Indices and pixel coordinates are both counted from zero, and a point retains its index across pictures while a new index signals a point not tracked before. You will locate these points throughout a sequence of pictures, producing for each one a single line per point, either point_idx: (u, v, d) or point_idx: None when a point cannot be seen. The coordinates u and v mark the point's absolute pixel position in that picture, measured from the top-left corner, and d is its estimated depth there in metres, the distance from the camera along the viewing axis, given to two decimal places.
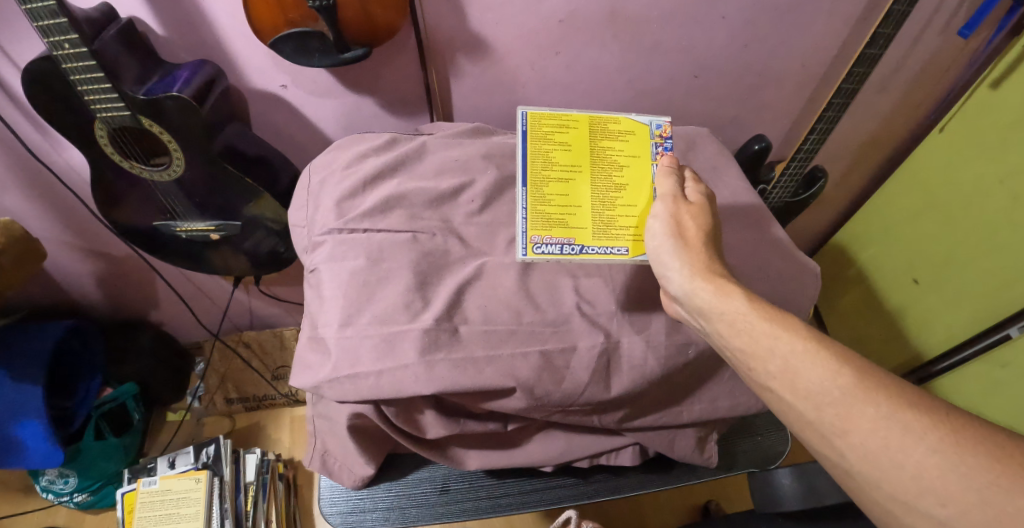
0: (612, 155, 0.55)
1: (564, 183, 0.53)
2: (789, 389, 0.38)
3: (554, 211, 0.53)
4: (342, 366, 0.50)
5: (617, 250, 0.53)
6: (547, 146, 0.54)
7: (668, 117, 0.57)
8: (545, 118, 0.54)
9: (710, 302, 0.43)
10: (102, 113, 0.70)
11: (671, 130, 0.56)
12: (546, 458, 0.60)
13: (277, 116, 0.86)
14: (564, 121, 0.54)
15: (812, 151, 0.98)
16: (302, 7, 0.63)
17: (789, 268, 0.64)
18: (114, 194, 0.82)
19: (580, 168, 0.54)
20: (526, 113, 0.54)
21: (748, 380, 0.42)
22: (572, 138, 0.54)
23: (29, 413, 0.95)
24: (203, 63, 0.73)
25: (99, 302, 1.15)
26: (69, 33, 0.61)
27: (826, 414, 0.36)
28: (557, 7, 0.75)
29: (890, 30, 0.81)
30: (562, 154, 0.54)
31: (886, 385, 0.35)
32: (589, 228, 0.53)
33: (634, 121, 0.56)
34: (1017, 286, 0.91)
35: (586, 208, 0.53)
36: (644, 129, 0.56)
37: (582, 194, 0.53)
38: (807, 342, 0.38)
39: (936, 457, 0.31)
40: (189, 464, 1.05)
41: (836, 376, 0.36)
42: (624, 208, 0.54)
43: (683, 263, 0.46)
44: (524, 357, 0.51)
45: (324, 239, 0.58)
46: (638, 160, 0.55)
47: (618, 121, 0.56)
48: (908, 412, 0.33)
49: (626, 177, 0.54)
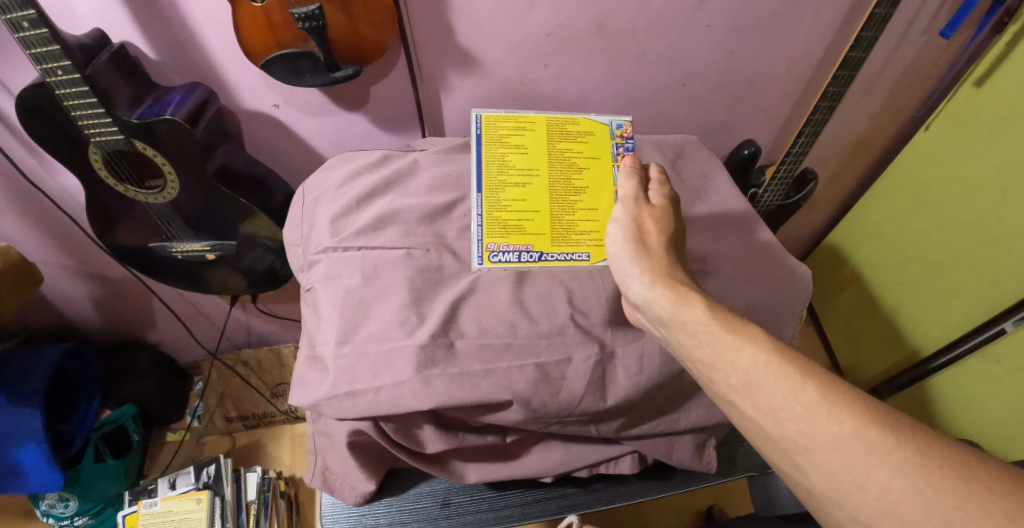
0: (571, 157, 0.57)
1: (522, 188, 0.55)
2: (750, 403, 0.37)
3: (511, 218, 0.54)
4: (341, 383, 0.51)
5: (579, 256, 0.55)
6: (503, 149, 0.56)
7: (628, 117, 0.60)
8: (500, 122, 0.57)
9: (669, 310, 0.43)
10: (96, 137, 0.71)
11: (630, 131, 0.59)
12: (545, 469, 0.60)
13: (270, 135, 0.86)
14: (521, 123, 0.57)
15: (801, 153, 0.99)
16: (292, 28, 0.65)
17: (778, 272, 0.65)
18: (110, 216, 0.83)
19: (537, 171, 0.56)
20: (483, 119, 0.57)
21: (709, 390, 0.42)
22: (529, 140, 0.57)
23: (27, 437, 0.94)
24: (195, 85, 0.74)
25: (96, 324, 1.15)
26: (62, 60, 0.62)
27: (788, 431, 0.35)
28: (543, 21, 0.76)
29: (872, 32, 0.82)
30: (520, 158, 0.56)
31: (851, 401, 0.34)
32: (549, 234, 0.55)
33: (593, 122, 0.58)
34: (1009, 279, 0.91)
35: (544, 213, 0.55)
36: (603, 130, 0.58)
37: (541, 198, 0.55)
38: (770, 356, 0.37)
39: (899, 479, 0.31)
40: (190, 484, 1.04)
41: (799, 393, 0.35)
42: (585, 212, 0.55)
43: (642, 269, 0.46)
44: (520, 370, 0.52)
45: (318, 258, 0.59)
46: (598, 162, 0.57)
47: (576, 123, 0.58)
48: (872, 430, 0.32)
49: (585, 179, 0.57)
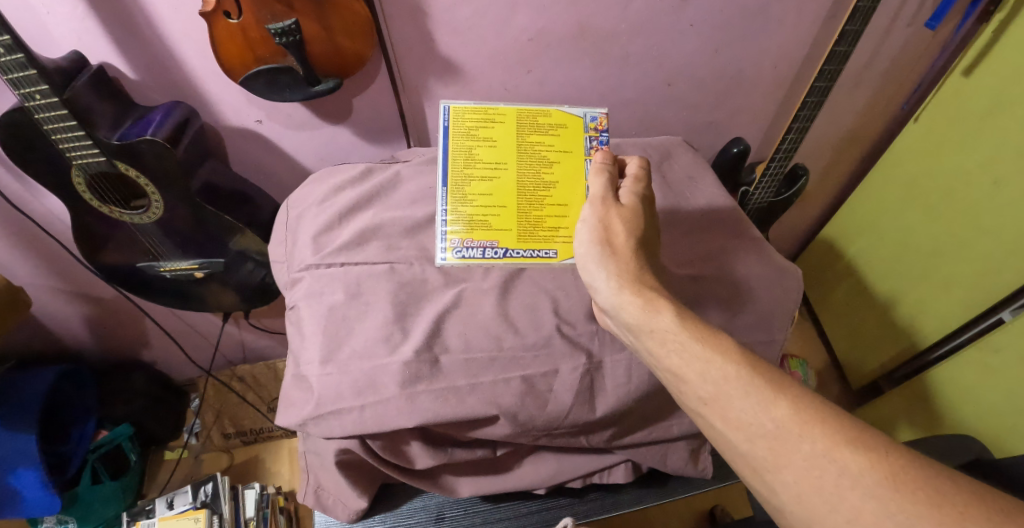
0: (541, 150, 0.55)
1: (489, 181, 0.54)
2: (720, 416, 0.37)
3: (476, 214, 0.54)
4: (324, 402, 0.50)
5: (545, 253, 0.54)
6: (471, 141, 0.55)
7: (602, 110, 0.58)
8: (469, 114, 0.55)
9: (637, 317, 0.43)
10: (78, 160, 0.70)
11: (604, 124, 0.57)
12: (537, 480, 0.59)
13: (254, 151, 0.86)
14: (490, 115, 0.56)
15: (791, 150, 0.98)
16: (270, 44, 0.64)
17: (769, 272, 0.64)
18: (96, 238, 0.82)
19: (505, 165, 0.55)
20: (453, 111, 0.55)
21: (680, 399, 0.42)
22: (498, 132, 0.55)
23: (23, 462, 0.93)
24: (176, 104, 0.74)
25: (89, 345, 1.14)
26: (39, 84, 0.61)
27: (759, 447, 0.35)
28: (523, 26, 0.76)
29: (857, 26, 0.81)
30: (487, 151, 0.55)
31: (824, 418, 0.34)
32: (515, 230, 0.54)
33: (566, 114, 0.57)
34: (1004, 269, 0.90)
35: (511, 208, 0.54)
36: (576, 122, 0.57)
37: (507, 191, 0.54)
38: (739, 368, 0.37)
39: (871, 503, 0.30)
40: (188, 503, 1.02)
41: (771, 409, 0.35)
42: (554, 208, 0.55)
43: (610, 273, 0.45)
44: (506, 384, 0.51)
45: (301, 275, 0.58)
46: (569, 155, 0.56)
47: (549, 115, 0.57)
48: (845, 451, 0.32)
49: (555, 173, 0.55)
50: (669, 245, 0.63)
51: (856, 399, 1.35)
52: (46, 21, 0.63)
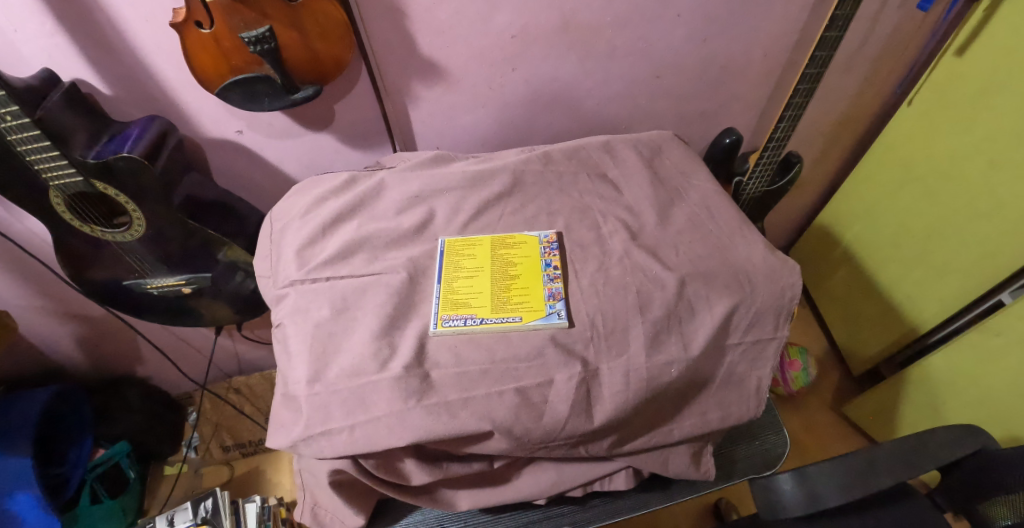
0: (509, 256, 0.60)
1: (470, 277, 0.58)
2: None
3: (461, 294, 0.56)
4: (314, 423, 0.48)
5: (511, 318, 0.54)
6: (459, 252, 0.60)
7: (554, 228, 0.63)
8: (458, 237, 0.62)
9: None
10: (54, 180, 0.68)
11: (556, 238, 0.62)
12: (537, 492, 0.58)
13: (237, 162, 0.84)
14: (474, 237, 0.62)
15: (784, 138, 0.96)
16: (244, 52, 0.62)
17: (771, 263, 0.59)
18: (80, 259, 0.80)
19: (481, 269, 0.59)
20: (443, 238, 0.62)
21: None
22: (477, 248, 0.61)
23: (21, 485, 0.91)
24: (153, 119, 0.72)
25: (82, 364, 1.13)
26: (9, 105, 0.59)
27: None
28: (507, 23, 0.74)
29: (847, 10, 0.79)
30: (467, 261, 0.60)
31: None
32: (489, 304, 0.56)
33: (526, 233, 0.63)
34: (1002, 251, 0.89)
35: (486, 292, 0.57)
36: (535, 237, 0.62)
37: (484, 283, 0.58)
38: None
39: None
40: (188, 521, 1.00)
41: None
42: (519, 290, 0.57)
43: None
44: (500, 397, 0.50)
45: (286, 291, 0.57)
46: (530, 259, 0.60)
47: (512, 234, 0.63)
48: None
49: (521, 267, 0.59)
50: (663, 244, 0.62)
51: (856, 385, 1.34)
52: (15, 38, 0.61)
